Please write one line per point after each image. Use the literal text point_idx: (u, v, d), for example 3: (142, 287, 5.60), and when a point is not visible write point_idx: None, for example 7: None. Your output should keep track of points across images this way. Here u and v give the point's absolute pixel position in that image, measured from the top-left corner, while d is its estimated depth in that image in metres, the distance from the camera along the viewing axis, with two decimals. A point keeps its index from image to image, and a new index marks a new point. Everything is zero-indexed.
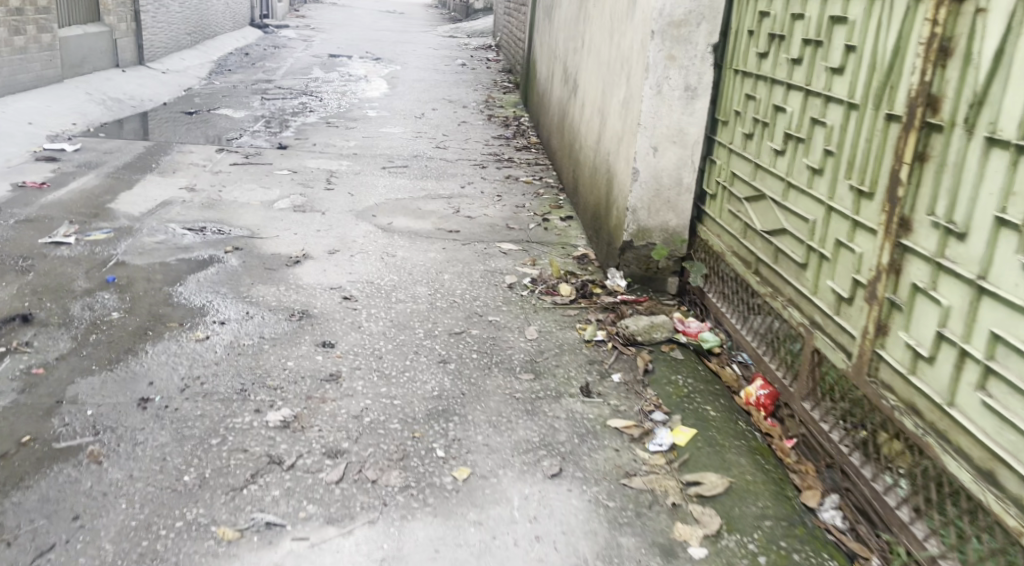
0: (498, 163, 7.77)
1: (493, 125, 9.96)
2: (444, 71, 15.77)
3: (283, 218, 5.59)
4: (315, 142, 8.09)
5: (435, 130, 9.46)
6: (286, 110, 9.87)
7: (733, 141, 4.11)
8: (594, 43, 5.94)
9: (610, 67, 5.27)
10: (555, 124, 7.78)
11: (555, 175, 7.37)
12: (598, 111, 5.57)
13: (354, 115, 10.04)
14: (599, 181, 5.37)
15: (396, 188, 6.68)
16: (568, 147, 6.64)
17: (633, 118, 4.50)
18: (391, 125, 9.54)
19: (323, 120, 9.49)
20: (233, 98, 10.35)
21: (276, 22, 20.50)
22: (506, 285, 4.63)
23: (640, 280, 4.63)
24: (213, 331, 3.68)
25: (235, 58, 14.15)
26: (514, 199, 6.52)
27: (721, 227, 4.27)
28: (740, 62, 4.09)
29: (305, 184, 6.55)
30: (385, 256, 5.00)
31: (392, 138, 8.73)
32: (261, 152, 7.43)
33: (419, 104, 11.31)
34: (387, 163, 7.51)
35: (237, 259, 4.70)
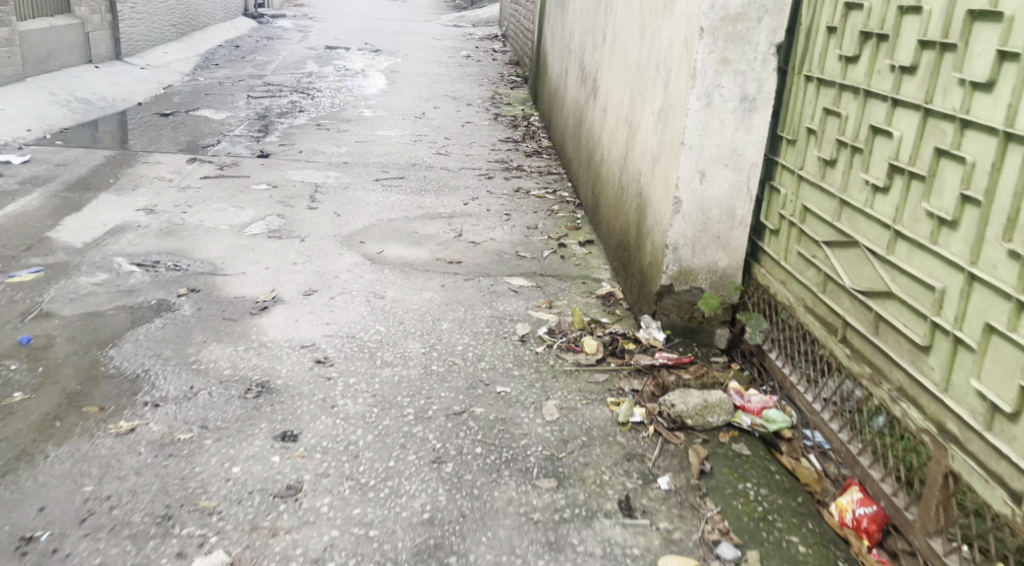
0: (506, 174, 6.94)
1: (499, 127, 9.12)
2: (447, 64, 14.91)
3: (255, 247, 4.77)
4: (301, 150, 7.26)
5: (436, 133, 8.62)
6: (273, 111, 9.03)
7: (805, 166, 3.31)
8: (619, 40, 5.11)
9: (641, 70, 4.42)
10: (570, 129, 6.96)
11: (570, 188, 6.55)
12: (626, 120, 4.74)
13: (348, 115, 9.21)
14: (627, 203, 4.54)
15: (389, 207, 5.86)
16: (588, 160, 5.83)
17: (674, 135, 3.66)
18: (388, 127, 8.70)
19: (313, 122, 8.66)
20: (216, 97, 9.52)
21: (271, 12, 19.61)
22: (519, 338, 3.82)
23: (681, 333, 3.78)
24: (143, 418, 2.85)
25: (224, 51, 13.29)
26: (525, 220, 5.70)
27: (786, 272, 3.46)
28: (814, 67, 3.28)
29: (285, 202, 5.73)
30: (372, 298, 4.18)
31: (389, 143, 7.90)
32: (238, 162, 6.61)
33: (419, 103, 10.47)
34: (381, 174, 6.68)
35: (191, 306, 3.87)
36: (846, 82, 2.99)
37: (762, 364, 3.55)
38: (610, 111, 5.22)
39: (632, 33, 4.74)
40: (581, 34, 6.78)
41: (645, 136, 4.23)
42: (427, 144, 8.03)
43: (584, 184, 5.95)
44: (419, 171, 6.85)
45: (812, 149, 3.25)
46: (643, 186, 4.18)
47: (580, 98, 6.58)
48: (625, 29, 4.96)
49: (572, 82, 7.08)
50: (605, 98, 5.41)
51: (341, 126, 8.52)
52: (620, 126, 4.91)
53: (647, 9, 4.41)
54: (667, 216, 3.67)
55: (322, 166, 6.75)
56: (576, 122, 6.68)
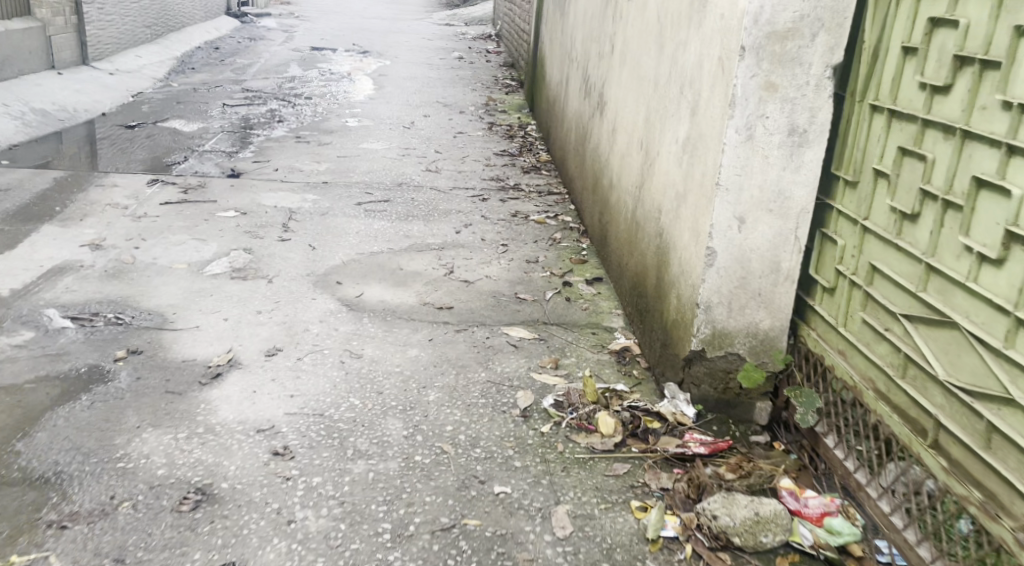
0: (503, 196, 6.34)
1: (493, 139, 8.51)
2: (439, 67, 14.27)
3: (215, 290, 4.16)
4: (277, 169, 6.65)
5: (426, 146, 8.01)
6: (250, 122, 8.42)
7: (871, 216, 2.70)
8: (631, 53, 4.51)
9: (661, 89, 3.82)
10: (573, 145, 6.36)
11: (574, 213, 5.95)
12: (641, 143, 4.15)
13: (331, 126, 8.60)
14: (645, 241, 3.94)
15: (372, 238, 5.25)
16: (596, 187, 5.24)
17: (707, 172, 3.05)
18: (373, 140, 8.09)
19: (293, 135, 8.05)
20: (189, 106, 8.89)
21: (256, 11, 18.96)
22: (521, 414, 3.18)
23: (714, 407, 3.17)
24: (42, 548, 2.34)
25: (203, 54, 12.66)
26: (525, 252, 5.10)
27: (845, 341, 2.82)
28: (884, 95, 2.67)
29: (253, 231, 5.11)
30: (346, 358, 3.57)
31: (375, 160, 7.28)
32: (206, 184, 6.00)
33: (408, 110, 9.86)
34: (363, 197, 6.07)
35: (128, 374, 3.26)
36: (932, 118, 2.38)
37: (813, 450, 2.92)
38: (621, 133, 4.63)
39: (648, 45, 4.14)
40: (585, 43, 6.18)
41: (667, 166, 3.62)
42: (415, 159, 7.41)
43: (591, 212, 5.35)
44: (407, 193, 6.24)
45: (881, 196, 2.64)
46: (665, 225, 3.58)
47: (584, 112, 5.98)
48: (639, 41, 4.36)
49: (575, 95, 6.48)
50: (614, 118, 4.81)
51: (323, 140, 7.90)
52: (633, 150, 4.31)
53: (668, 19, 3.80)
54: (697, 270, 3.07)
55: (299, 188, 6.14)
56: (580, 140, 6.07)
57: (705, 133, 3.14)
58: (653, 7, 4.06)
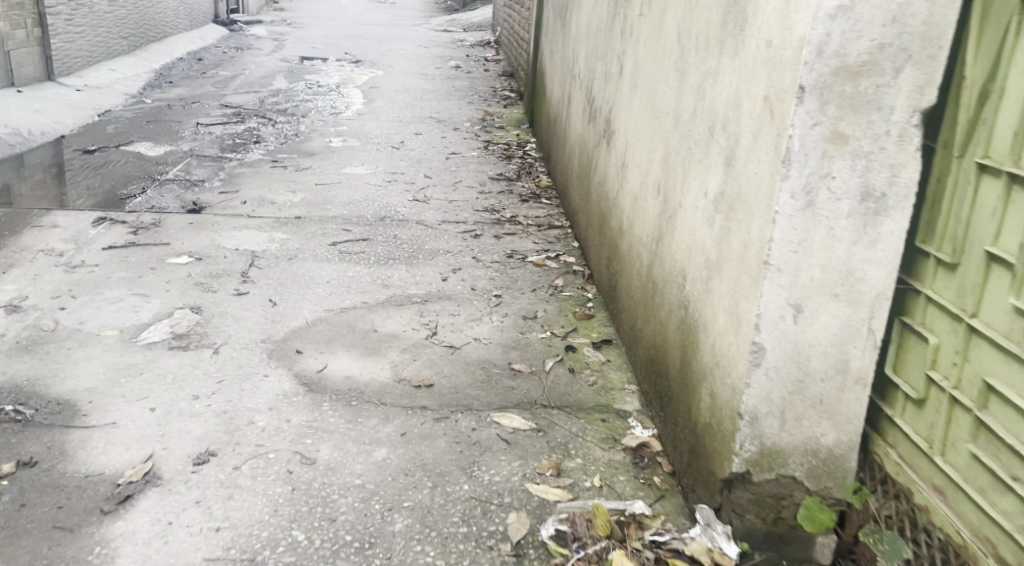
0: (498, 234, 5.65)
1: (489, 164, 7.82)
2: (434, 76, 13.60)
3: (146, 366, 3.47)
4: (246, 202, 5.96)
5: (414, 172, 7.32)
6: (223, 144, 7.75)
7: (981, 314, 2.04)
8: (645, 77, 3.84)
9: (685, 126, 3.13)
10: (577, 174, 5.68)
11: (580, 253, 5.27)
12: (660, 187, 3.47)
13: (312, 149, 7.94)
14: (665, 308, 3.25)
15: (344, 288, 4.55)
16: (606, 229, 4.57)
17: (752, 243, 2.35)
18: (356, 165, 7.42)
19: (269, 159, 7.36)
20: (159, 125, 8.21)
21: (245, 19, 18.30)
22: (513, 549, 2.54)
23: (763, 545, 2.46)
24: None
25: (183, 68, 11.98)
26: (522, 307, 4.40)
27: (942, 475, 2.17)
28: (999, 152, 2.00)
29: (206, 282, 4.42)
30: (293, 465, 2.86)
31: (358, 189, 6.59)
32: (161, 222, 5.31)
33: (398, 129, 9.16)
34: (339, 235, 5.39)
35: (12, 503, 2.59)
36: None
37: None
38: (634, 171, 3.96)
39: (667, 69, 3.46)
40: (589, 59, 5.49)
41: (694, 222, 2.93)
42: (402, 188, 6.72)
43: (600, 258, 4.66)
44: (390, 231, 5.55)
45: (998, 288, 1.99)
46: (693, 297, 2.88)
47: (589, 138, 5.29)
48: (655, 63, 3.68)
49: (579, 119, 5.80)
50: (627, 151, 4.14)
51: (301, 166, 7.22)
52: (649, 194, 3.64)
53: (692, 39, 3.11)
54: (739, 370, 2.36)
55: (267, 227, 5.45)
56: (585, 169, 5.38)
57: (746, 190, 2.44)
58: (673, 23, 3.39)
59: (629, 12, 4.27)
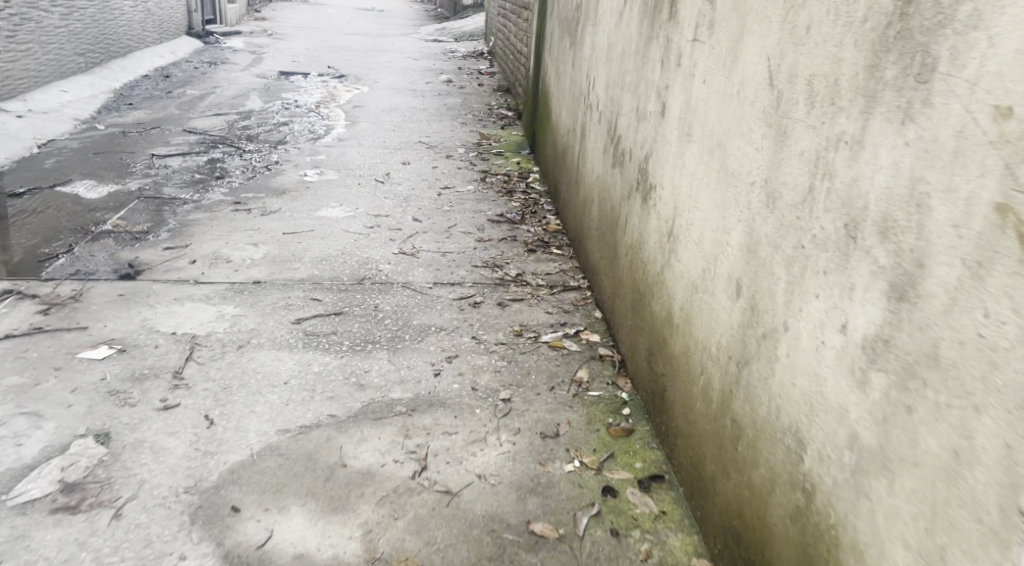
0: (503, 302, 4.64)
1: (487, 203, 6.83)
2: (424, 93, 12.62)
3: (11, 548, 2.54)
4: (195, 261, 4.98)
5: (401, 216, 6.33)
6: (178, 183, 6.78)
7: None
8: (707, 124, 2.87)
9: (790, 209, 2.15)
10: (599, 225, 4.72)
11: (604, 328, 4.30)
12: (739, 284, 2.47)
13: (282, 186, 6.96)
14: (755, 468, 2.29)
15: (308, 391, 3.53)
16: (644, 310, 3.58)
17: (978, 458, 1.64)
18: (332, 207, 6.45)
19: (230, 201, 6.39)
20: (107, 159, 7.26)
21: (222, 30, 17.41)
22: None
23: None
24: None
25: (147, 88, 11.10)
26: (540, 419, 3.37)
27: None
28: None
29: (124, 389, 3.40)
30: None
31: (333, 241, 5.57)
32: (83, 294, 4.31)
33: (383, 159, 8.19)
34: (306, 307, 4.41)
35: None
36: None
37: None
38: (689, 246, 2.97)
39: (748, 119, 2.48)
40: (612, 89, 4.54)
41: (820, 363, 2.02)
42: (386, 237, 5.74)
43: (637, 346, 3.65)
44: (369, 303, 4.55)
45: None
46: (824, 481, 2.01)
47: (616, 186, 4.32)
48: (724, 106, 2.71)
49: (600, 159, 4.82)
50: (677, 216, 3.15)
51: (268, 209, 6.25)
52: (718, 288, 2.64)
53: (800, 81, 2.13)
54: None
55: (217, 299, 4.44)
56: (612, 223, 4.39)
57: (938, 349, 1.72)
58: (757, 53, 2.41)
59: (676, 36, 3.32)
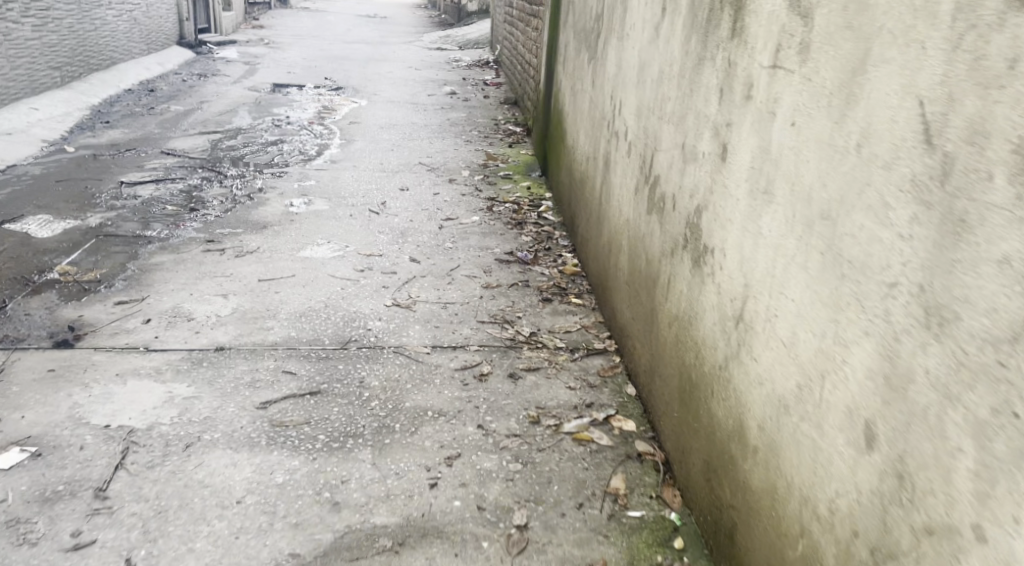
0: (516, 373, 3.86)
1: (495, 239, 6.06)
2: (427, 106, 11.88)
3: None
4: (149, 320, 4.23)
5: (396, 255, 5.57)
6: (146, 217, 6.07)
7: None
8: (799, 185, 2.15)
9: (985, 346, 1.67)
10: (630, 278, 3.97)
11: (638, 408, 3.53)
12: (872, 430, 1.90)
13: (263, 219, 6.24)
14: None
15: (266, 515, 2.77)
16: (696, 406, 2.82)
17: None
18: (319, 245, 5.70)
19: (202, 239, 5.68)
20: (69, 189, 6.59)
21: (215, 39, 16.80)
22: None
23: None
24: None
25: (128, 104, 10.47)
26: (567, 559, 2.65)
27: None
28: None
29: (27, 518, 2.70)
30: None
31: (316, 292, 4.81)
32: (4, 371, 3.60)
33: (379, 185, 7.44)
34: (274, 383, 3.64)
35: None
36: None
37: None
38: (766, 345, 2.30)
39: (863, 192, 1.94)
40: (646, 117, 3.79)
41: None
42: (378, 284, 4.98)
43: (689, 452, 2.86)
44: (354, 376, 3.78)
45: None
46: None
47: (654, 234, 3.54)
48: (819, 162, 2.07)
49: (628, 200, 4.08)
50: (743, 298, 2.44)
51: (244, 249, 5.51)
52: (827, 420, 2.04)
53: (997, 144, 1.66)
54: None
55: (168, 374, 3.68)
56: (647, 281, 3.63)
57: None
58: (891, 101, 1.87)
59: (743, 61, 2.55)
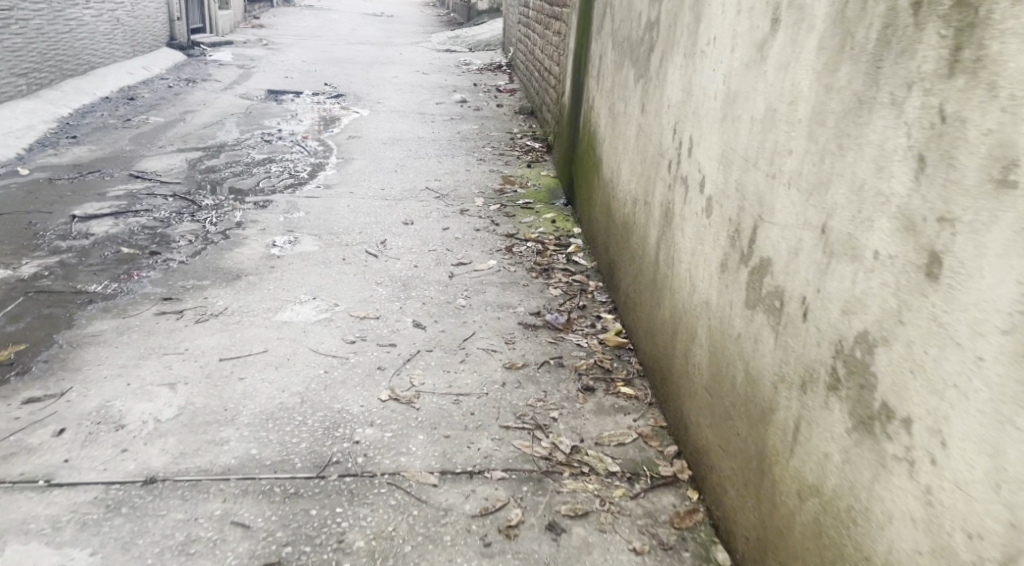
0: (556, 521, 2.84)
1: (517, 293, 5.01)
2: (435, 116, 10.83)
3: None
4: (62, 432, 3.19)
5: (396, 319, 4.54)
6: (95, 262, 5.08)
7: None
8: None
9: None
10: (714, 385, 2.87)
11: None
12: None
13: (237, 265, 5.21)
14: None
15: None
16: None
17: None
18: (303, 303, 4.67)
19: (158, 294, 4.67)
20: (10, 226, 5.61)
21: (211, 40, 15.79)
22: None
23: None
24: None
25: (103, 114, 9.46)
26: None
27: None
28: None
29: None
30: None
31: (291, 382, 3.74)
32: None
33: (378, 217, 6.38)
34: (211, 543, 2.70)
35: None
36: None
37: None
38: None
39: None
40: (741, 169, 2.74)
41: None
42: (372, 365, 3.96)
43: None
44: (331, 531, 2.76)
45: None
46: None
47: (762, 331, 2.46)
48: None
49: (708, 277, 3.01)
50: (1007, 543, 1.72)
51: (209, 309, 4.50)
52: None
53: None
54: None
55: (67, 532, 2.71)
56: (744, 404, 2.57)
57: None
58: None
59: (985, 119, 1.77)
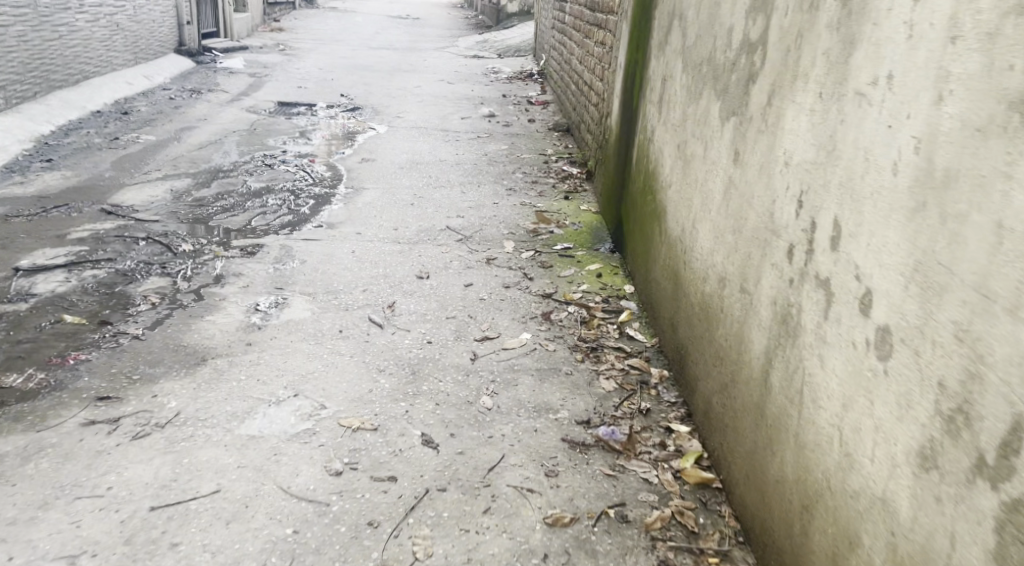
0: None
1: (557, 387, 3.86)
2: (461, 132, 9.74)
3: None
4: None
5: (400, 429, 3.42)
6: (24, 339, 4.03)
7: None
8: None
9: None
10: None
11: None
12: None
13: (205, 340, 4.12)
14: None
15: None
16: None
17: None
18: (279, 403, 3.56)
19: (92, 387, 3.59)
20: None
21: (224, 45, 14.78)
22: None
23: None
24: None
25: (89, 132, 8.46)
26: None
27: None
28: None
29: None
30: None
31: (239, 556, 2.73)
32: None
33: (387, 269, 5.27)
34: None
35: None
36: None
37: None
38: None
39: None
40: (967, 307, 1.84)
41: None
42: (362, 519, 2.89)
43: None
44: None
45: None
46: None
47: None
48: None
49: (885, 459, 2.02)
50: None
51: (152, 416, 3.39)
52: None
53: None
54: None
55: None
56: None
57: None
58: None
59: None
